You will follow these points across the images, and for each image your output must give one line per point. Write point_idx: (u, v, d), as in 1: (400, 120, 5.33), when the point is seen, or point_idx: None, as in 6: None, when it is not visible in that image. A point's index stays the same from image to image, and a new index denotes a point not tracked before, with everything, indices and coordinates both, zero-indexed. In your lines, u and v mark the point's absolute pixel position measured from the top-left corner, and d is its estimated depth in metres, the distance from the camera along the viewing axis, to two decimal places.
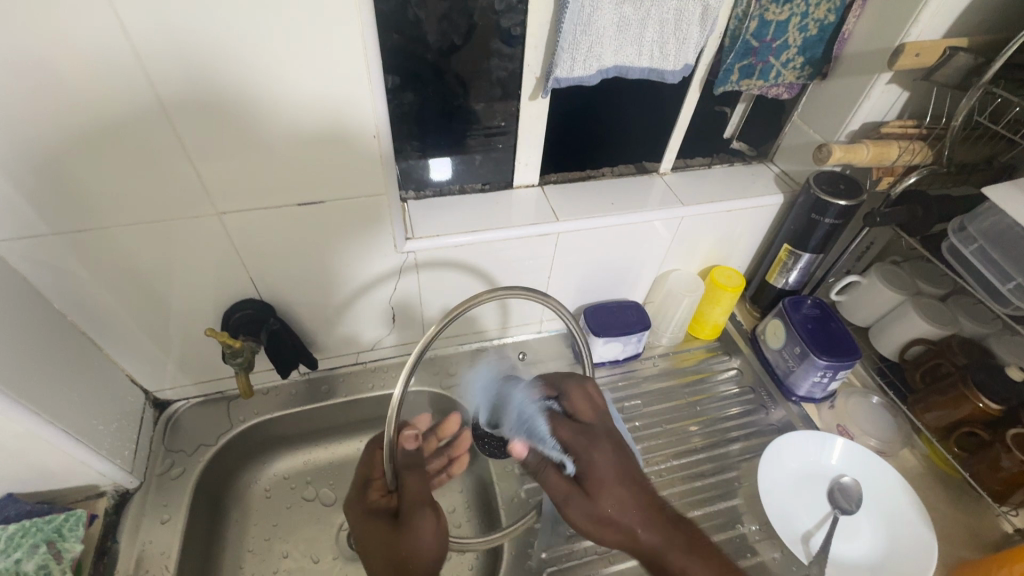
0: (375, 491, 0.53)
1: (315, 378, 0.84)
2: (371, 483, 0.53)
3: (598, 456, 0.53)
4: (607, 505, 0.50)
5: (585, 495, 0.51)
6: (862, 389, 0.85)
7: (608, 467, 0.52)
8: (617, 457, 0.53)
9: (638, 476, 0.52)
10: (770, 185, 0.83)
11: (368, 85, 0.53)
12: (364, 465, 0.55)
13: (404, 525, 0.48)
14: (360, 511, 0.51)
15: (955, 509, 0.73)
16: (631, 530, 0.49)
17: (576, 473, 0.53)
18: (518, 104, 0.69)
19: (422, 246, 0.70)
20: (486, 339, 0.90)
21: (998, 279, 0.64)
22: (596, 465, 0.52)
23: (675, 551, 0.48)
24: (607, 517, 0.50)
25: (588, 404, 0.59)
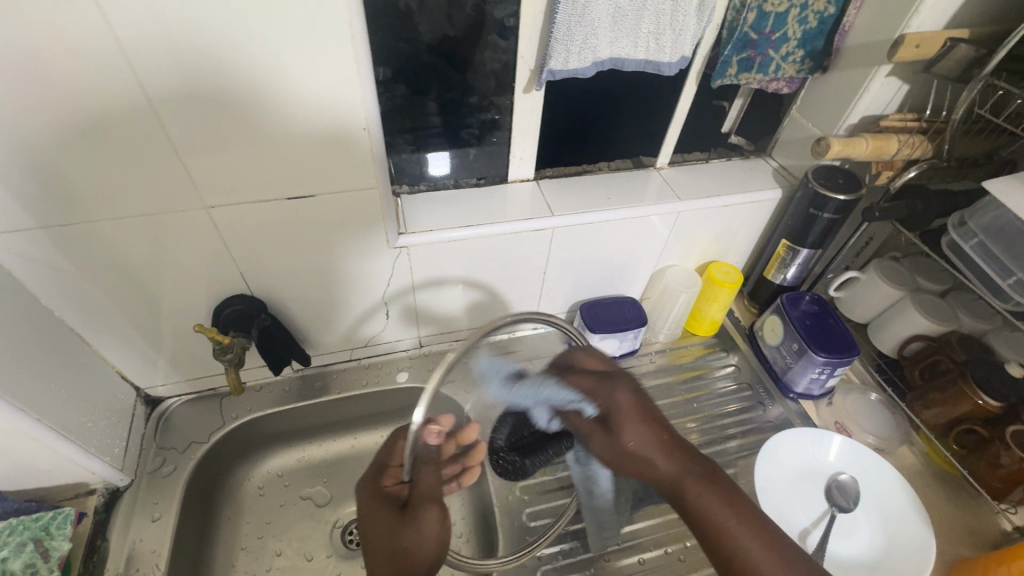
0: (388, 478, 0.52)
1: (309, 374, 0.83)
2: (388, 469, 0.53)
3: (611, 397, 0.53)
4: (628, 440, 0.52)
5: (603, 433, 0.54)
6: (860, 386, 0.85)
7: (626, 405, 0.53)
8: (627, 395, 0.53)
9: (648, 414, 0.52)
10: (768, 180, 0.82)
11: (358, 76, 0.52)
12: (385, 450, 0.55)
13: (411, 519, 0.47)
14: (371, 495, 0.50)
15: (954, 507, 0.73)
16: (649, 462, 0.51)
17: (597, 414, 0.54)
18: (513, 97, 0.68)
19: (416, 241, 0.69)
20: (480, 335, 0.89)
21: (999, 274, 0.63)
22: (616, 404, 0.53)
23: (690, 482, 0.49)
24: (627, 450, 0.52)
25: (597, 359, 0.58)
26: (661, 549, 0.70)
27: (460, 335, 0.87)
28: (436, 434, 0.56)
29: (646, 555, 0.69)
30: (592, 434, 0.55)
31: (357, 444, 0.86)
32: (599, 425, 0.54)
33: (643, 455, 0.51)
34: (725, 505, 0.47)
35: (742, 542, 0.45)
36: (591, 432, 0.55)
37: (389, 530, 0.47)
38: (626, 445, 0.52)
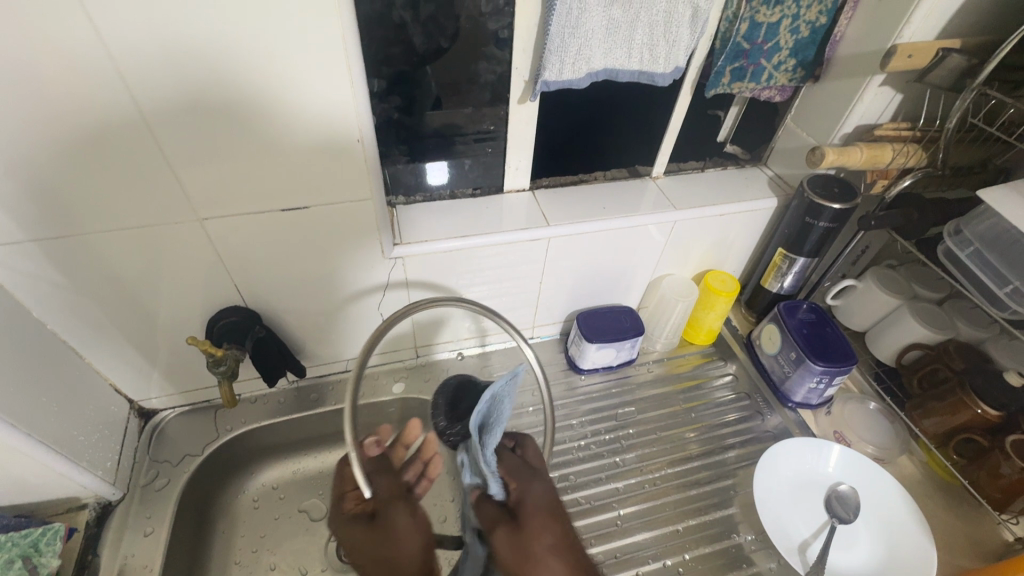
0: (349, 501, 0.51)
1: (304, 386, 0.83)
2: (345, 494, 0.52)
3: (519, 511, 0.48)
4: (535, 538, 0.46)
5: (508, 531, 0.46)
6: (859, 395, 0.84)
7: (538, 496, 0.49)
8: (535, 505, 0.48)
9: (546, 531, 0.46)
10: (764, 189, 0.82)
11: (351, 87, 0.52)
12: (337, 478, 0.53)
13: (381, 525, 0.48)
14: (337, 524, 0.50)
15: (955, 517, 0.72)
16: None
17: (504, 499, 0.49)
18: (508, 108, 0.68)
19: (410, 251, 0.69)
20: (468, 346, 0.88)
21: (995, 282, 0.63)
22: (530, 493, 0.49)
23: None
24: (530, 553, 0.45)
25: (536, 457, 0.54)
26: (660, 562, 0.69)
27: (448, 346, 0.86)
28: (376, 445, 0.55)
29: (645, 568, 0.68)
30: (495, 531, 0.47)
31: None
32: (495, 530, 0.48)
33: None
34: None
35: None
36: (495, 530, 0.47)
37: (365, 548, 0.48)
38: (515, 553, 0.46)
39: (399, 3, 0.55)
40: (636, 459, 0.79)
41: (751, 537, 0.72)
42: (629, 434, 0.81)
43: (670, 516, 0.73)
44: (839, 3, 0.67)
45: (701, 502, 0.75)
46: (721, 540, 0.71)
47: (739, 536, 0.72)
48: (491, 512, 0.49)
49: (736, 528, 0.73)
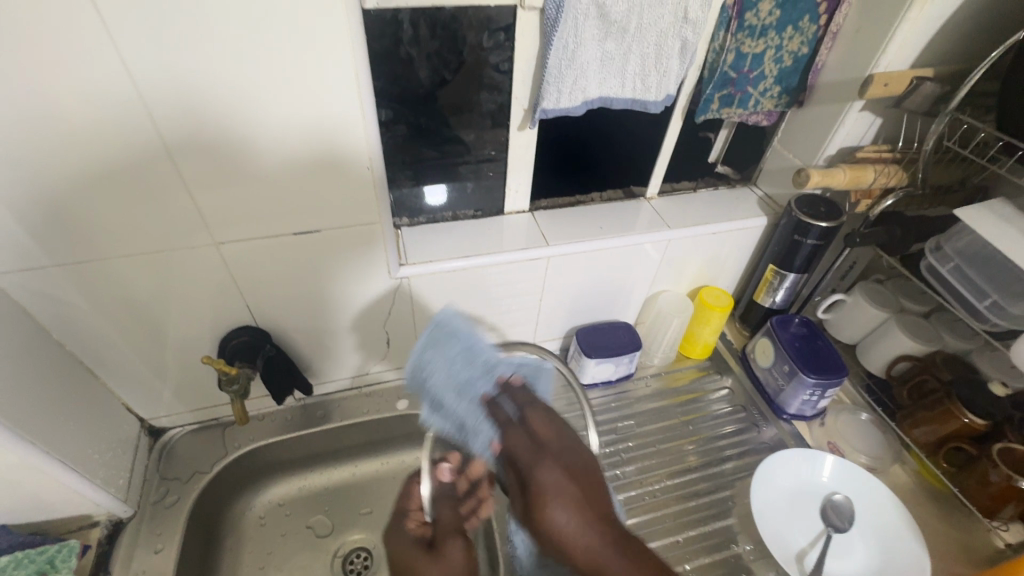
0: (410, 521, 0.54)
1: (310, 404, 0.84)
2: (409, 513, 0.56)
3: (568, 456, 0.49)
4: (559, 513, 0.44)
5: (562, 495, 0.45)
6: (852, 406, 0.86)
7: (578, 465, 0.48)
8: (571, 471, 0.47)
9: (596, 497, 0.46)
10: (754, 208, 0.85)
11: (362, 117, 0.56)
12: (402, 497, 0.58)
13: (437, 551, 0.50)
14: (396, 536, 0.53)
15: (948, 524, 0.74)
16: (572, 548, 0.43)
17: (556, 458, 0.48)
18: (508, 134, 0.71)
19: (415, 271, 0.71)
20: None
21: (975, 296, 0.66)
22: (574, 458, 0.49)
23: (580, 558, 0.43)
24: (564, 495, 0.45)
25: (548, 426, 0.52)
26: None
27: None
28: (449, 472, 0.58)
29: None
30: (552, 504, 0.45)
31: (358, 472, 0.87)
32: (536, 494, 0.46)
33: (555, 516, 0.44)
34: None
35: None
36: (541, 493, 0.45)
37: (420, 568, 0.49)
38: (548, 512, 0.44)
39: (407, 39, 0.59)
40: (636, 471, 0.81)
41: (750, 547, 0.73)
42: (629, 447, 0.83)
43: (670, 527, 0.75)
44: (819, 34, 0.71)
45: (700, 513, 0.76)
46: (721, 550, 0.73)
47: (738, 546, 0.73)
48: (531, 457, 0.49)
49: (734, 538, 0.74)
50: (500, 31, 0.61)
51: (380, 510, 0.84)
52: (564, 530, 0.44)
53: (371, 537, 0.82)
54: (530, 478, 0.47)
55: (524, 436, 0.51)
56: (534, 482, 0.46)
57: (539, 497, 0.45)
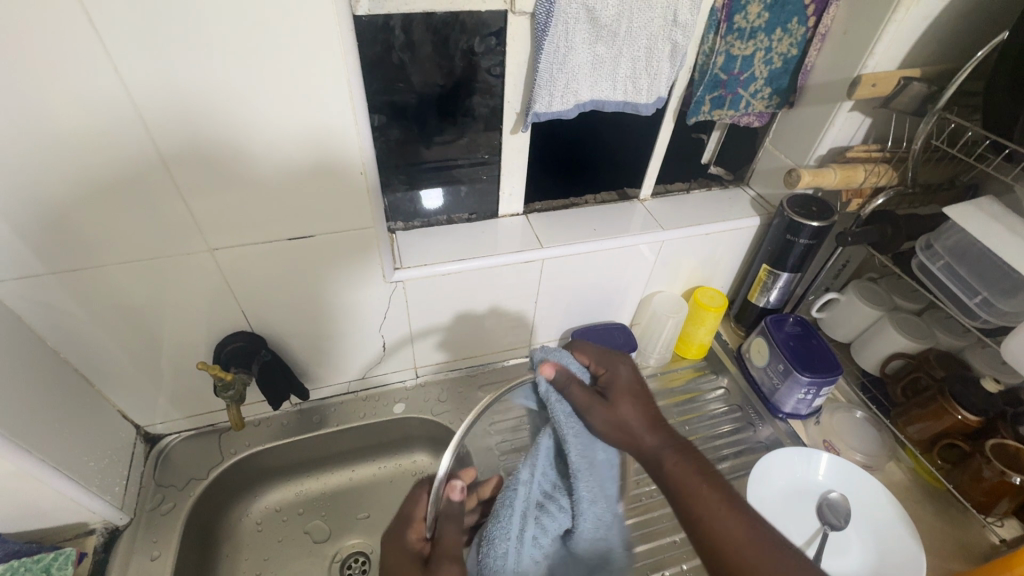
0: (413, 533, 0.49)
1: (307, 408, 0.84)
2: (411, 522, 0.50)
3: (622, 370, 0.58)
4: (625, 411, 0.54)
5: (631, 401, 0.55)
6: (846, 404, 0.87)
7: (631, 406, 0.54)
8: (638, 374, 0.58)
9: (648, 399, 0.57)
10: (746, 209, 0.86)
11: (355, 122, 0.56)
12: (406, 501, 0.52)
13: (431, 575, 0.45)
14: (394, 543, 0.49)
15: (943, 521, 0.74)
16: (637, 436, 0.53)
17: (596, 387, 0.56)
18: (501, 137, 0.72)
19: (410, 275, 0.72)
20: (457, 366, 0.90)
21: (965, 293, 0.66)
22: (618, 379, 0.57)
23: (667, 450, 0.52)
24: (625, 419, 0.53)
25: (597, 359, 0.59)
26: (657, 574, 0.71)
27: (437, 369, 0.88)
28: (460, 490, 0.52)
29: None
30: (622, 402, 0.54)
31: (356, 476, 0.87)
32: (613, 391, 0.55)
33: (624, 411, 0.54)
34: (747, 528, 0.46)
35: (705, 491, 0.49)
36: (614, 398, 0.55)
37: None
38: (618, 404, 0.54)
39: (398, 45, 0.60)
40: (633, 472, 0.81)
41: None
42: None
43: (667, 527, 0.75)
44: (808, 35, 0.72)
45: None
46: None
47: None
48: (610, 383, 0.56)
49: None
50: (490, 36, 0.62)
51: (377, 514, 0.84)
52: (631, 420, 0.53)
53: (369, 542, 0.81)
54: (613, 392, 0.55)
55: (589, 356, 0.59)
56: (608, 380, 0.57)
57: (610, 398, 0.55)
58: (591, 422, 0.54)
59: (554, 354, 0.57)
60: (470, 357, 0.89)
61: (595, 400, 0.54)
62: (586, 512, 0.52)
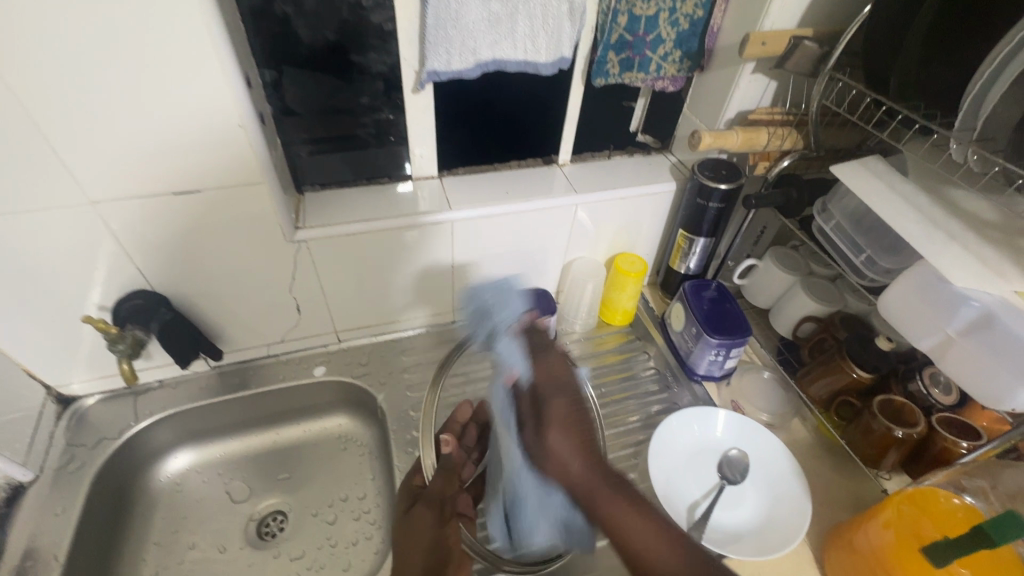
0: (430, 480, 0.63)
1: (227, 370, 0.85)
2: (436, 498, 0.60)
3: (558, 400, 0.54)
4: (556, 442, 0.52)
5: (568, 440, 0.52)
6: (757, 365, 0.89)
7: (563, 446, 0.52)
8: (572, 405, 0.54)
9: (585, 424, 0.54)
10: (664, 174, 0.87)
11: (224, 75, 0.55)
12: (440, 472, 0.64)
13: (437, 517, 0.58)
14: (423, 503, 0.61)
15: (839, 475, 0.76)
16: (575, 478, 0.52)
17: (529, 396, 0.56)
18: (402, 97, 0.72)
19: (313, 234, 0.72)
20: (380, 329, 0.90)
21: (852, 252, 0.67)
22: (549, 408, 0.53)
23: (601, 496, 0.51)
24: (556, 452, 0.52)
25: (555, 370, 0.57)
26: None
27: (360, 331, 0.89)
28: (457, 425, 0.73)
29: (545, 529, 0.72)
30: (553, 397, 0.54)
31: (279, 438, 0.88)
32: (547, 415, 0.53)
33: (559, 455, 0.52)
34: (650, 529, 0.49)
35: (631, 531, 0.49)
36: (545, 398, 0.54)
37: (427, 537, 0.57)
38: (555, 439, 0.52)
39: None
40: None
41: (645, 500, 0.75)
42: None
43: None
44: None
45: None
46: None
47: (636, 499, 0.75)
48: (547, 381, 0.56)
49: (633, 491, 0.76)
50: None
51: (297, 475, 0.85)
52: (557, 449, 0.52)
53: (290, 501, 0.83)
54: (544, 388, 0.55)
55: (547, 364, 0.57)
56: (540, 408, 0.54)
57: (545, 416, 0.53)
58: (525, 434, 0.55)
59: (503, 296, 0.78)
60: (390, 321, 0.89)
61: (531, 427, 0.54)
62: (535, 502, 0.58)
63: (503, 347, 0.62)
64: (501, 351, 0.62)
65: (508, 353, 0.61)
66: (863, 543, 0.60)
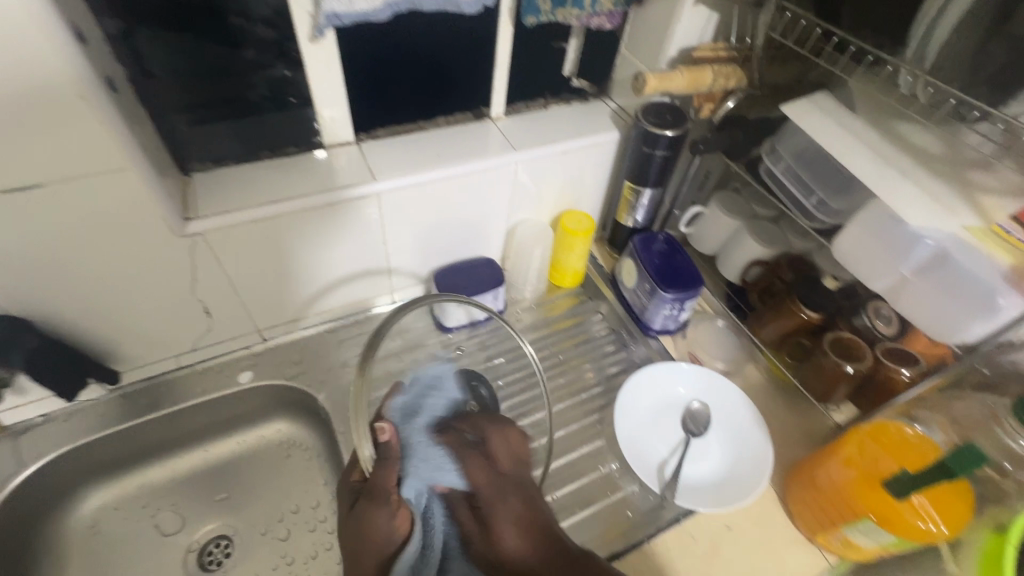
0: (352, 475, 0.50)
1: (131, 390, 0.73)
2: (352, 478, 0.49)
3: (507, 487, 0.50)
4: (507, 537, 0.47)
5: (518, 513, 0.49)
6: (710, 314, 0.89)
7: (512, 533, 0.47)
8: (525, 496, 0.50)
9: (545, 519, 0.50)
10: (606, 122, 0.80)
11: (38, 27, 0.41)
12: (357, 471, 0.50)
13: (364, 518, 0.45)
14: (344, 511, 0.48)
15: (793, 413, 0.78)
16: None
17: (463, 481, 0.49)
18: (298, 48, 0.59)
19: (209, 224, 0.60)
20: (311, 321, 0.80)
21: (803, 195, 0.65)
22: (497, 508, 0.48)
23: None
24: (507, 552, 0.47)
25: (509, 449, 0.53)
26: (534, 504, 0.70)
27: (287, 326, 0.78)
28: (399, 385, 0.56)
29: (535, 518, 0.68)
30: (501, 501, 0.49)
31: (209, 457, 0.78)
32: (493, 510, 0.48)
33: (513, 539, 0.47)
34: None
35: None
36: (484, 501, 0.48)
37: (362, 546, 0.45)
38: (499, 533, 0.47)
39: None
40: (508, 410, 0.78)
41: (616, 466, 0.74)
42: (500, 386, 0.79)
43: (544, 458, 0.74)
44: None
45: (570, 440, 0.76)
46: (591, 471, 0.73)
47: (606, 466, 0.74)
48: (490, 486, 0.49)
49: (602, 459, 0.74)
50: None
51: (237, 493, 0.76)
52: (516, 558, 0.46)
53: (231, 523, 0.74)
54: (481, 488, 0.49)
55: (484, 465, 0.50)
56: (489, 498, 0.49)
57: (491, 521, 0.48)
58: (469, 549, 0.47)
59: (447, 377, 0.57)
60: (322, 312, 0.79)
61: (478, 523, 0.48)
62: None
63: (417, 412, 0.52)
64: (412, 459, 0.48)
65: (427, 462, 0.48)
66: (824, 478, 0.63)
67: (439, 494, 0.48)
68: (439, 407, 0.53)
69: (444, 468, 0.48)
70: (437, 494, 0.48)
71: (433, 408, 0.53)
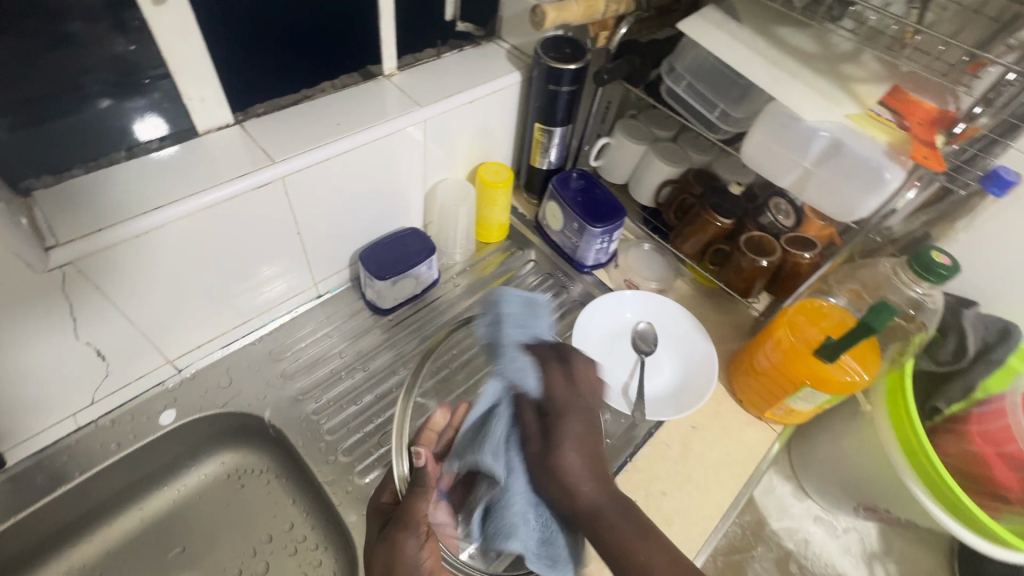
0: (386, 496, 0.54)
1: (23, 470, 0.60)
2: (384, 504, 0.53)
3: (571, 417, 0.48)
4: (566, 455, 0.46)
5: (578, 428, 0.48)
6: (635, 241, 0.92)
7: (574, 437, 0.47)
8: (591, 424, 0.49)
9: (600, 449, 0.49)
10: (504, 64, 0.77)
11: None
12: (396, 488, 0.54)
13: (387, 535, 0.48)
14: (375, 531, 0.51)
15: (723, 313, 0.86)
16: (575, 491, 0.45)
17: (536, 398, 0.49)
18: (139, 15, 0.49)
19: (76, 250, 0.48)
20: (229, 337, 0.71)
21: (706, 110, 0.69)
22: (565, 425, 0.47)
23: (613, 517, 0.45)
24: (560, 465, 0.45)
25: (586, 373, 0.51)
26: None
27: (203, 349, 0.68)
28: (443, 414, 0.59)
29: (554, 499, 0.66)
30: (567, 415, 0.48)
31: (147, 515, 0.68)
32: (553, 426, 0.47)
33: (572, 460, 0.46)
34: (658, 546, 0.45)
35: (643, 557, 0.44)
36: (555, 412, 0.48)
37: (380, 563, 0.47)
38: (561, 450, 0.46)
39: None
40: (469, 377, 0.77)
41: None
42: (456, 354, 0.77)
43: None
44: None
45: None
46: None
47: None
48: (567, 395, 0.49)
49: None
50: None
51: (194, 542, 0.67)
52: (572, 468, 0.45)
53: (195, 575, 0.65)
54: (558, 398, 0.48)
55: (563, 374, 0.50)
56: (555, 405, 0.48)
57: (559, 435, 0.46)
58: (527, 451, 0.47)
59: (539, 307, 0.54)
60: (242, 323, 0.71)
61: (537, 426, 0.48)
62: (518, 505, 0.45)
63: (511, 324, 0.52)
64: (502, 357, 0.50)
65: (511, 362, 0.49)
66: (763, 362, 0.70)
67: (515, 403, 0.49)
68: (527, 312, 0.53)
69: (527, 377, 0.49)
70: (497, 409, 0.49)
71: (524, 319, 0.53)
